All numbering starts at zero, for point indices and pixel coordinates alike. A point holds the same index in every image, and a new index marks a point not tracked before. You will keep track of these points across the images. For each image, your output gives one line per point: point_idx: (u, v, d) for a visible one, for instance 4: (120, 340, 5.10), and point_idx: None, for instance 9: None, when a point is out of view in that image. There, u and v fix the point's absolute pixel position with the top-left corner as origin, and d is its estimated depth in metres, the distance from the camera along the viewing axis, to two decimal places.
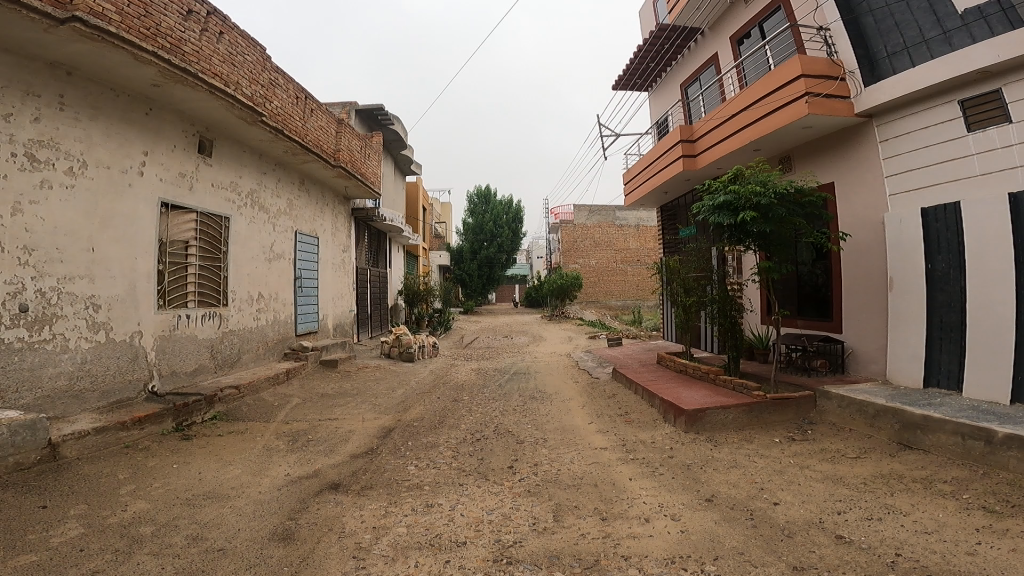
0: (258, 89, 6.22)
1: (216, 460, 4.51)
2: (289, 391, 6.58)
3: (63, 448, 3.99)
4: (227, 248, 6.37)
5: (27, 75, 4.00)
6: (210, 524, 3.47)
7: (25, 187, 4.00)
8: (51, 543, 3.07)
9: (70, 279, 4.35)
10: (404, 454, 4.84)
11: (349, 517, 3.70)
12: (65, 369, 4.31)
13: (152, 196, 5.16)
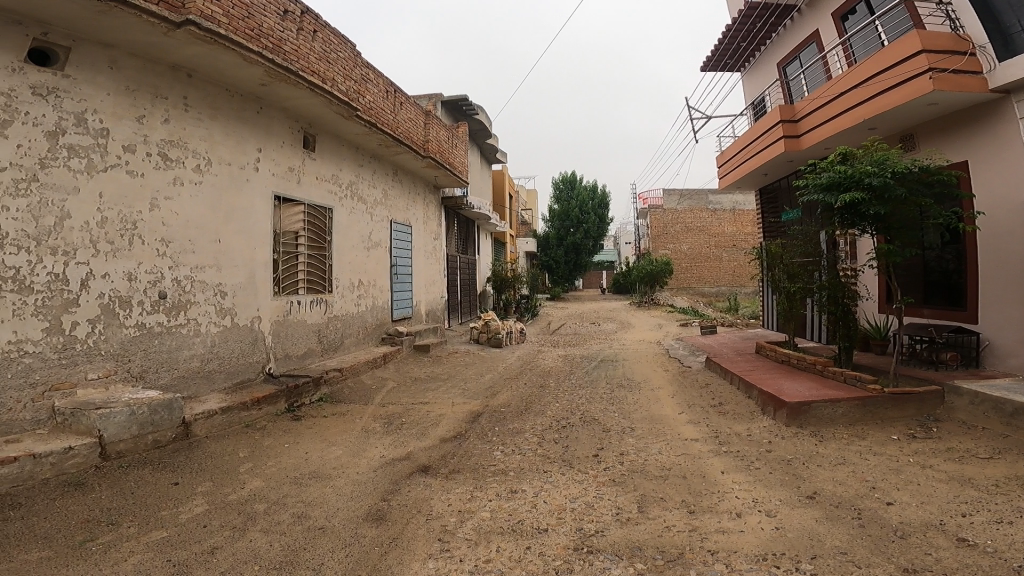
0: (352, 85, 6.45)
1: (321, 441, 4.78)
2: (386, 374, 6.87)
3: (195, 427, 4.47)
4: (331, 238, 6.78)
5: (153, 78, 4.38)
6: (314, 503, 3.80)
7: (162, 184, 4.47)
8: (180, 519, 3.40)
9: (200, 268, 4.85)
10: (491, 439, 4.84)
11: (437, 502, 3.90)
12: (197, 352, 4.83)
13: (267, 190, 5.62)
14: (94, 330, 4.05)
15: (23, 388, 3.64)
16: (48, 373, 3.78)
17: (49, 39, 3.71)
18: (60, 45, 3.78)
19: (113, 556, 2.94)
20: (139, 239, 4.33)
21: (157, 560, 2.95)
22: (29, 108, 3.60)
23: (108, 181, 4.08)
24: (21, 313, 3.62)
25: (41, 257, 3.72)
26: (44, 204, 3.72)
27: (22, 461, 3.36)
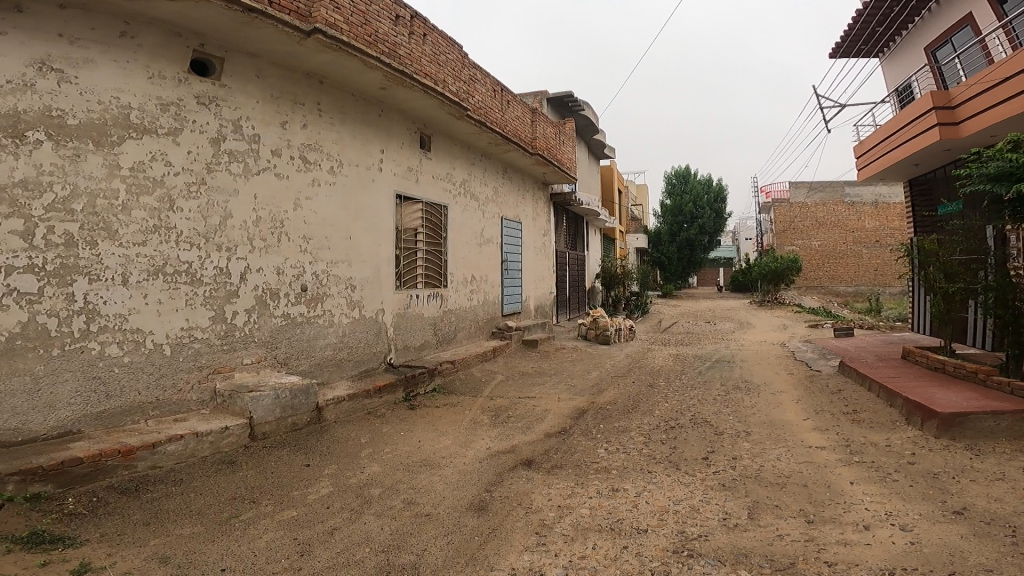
0: (461, 85, 6.58)
1: (433, 431, 4.95)
2: (495, 368, 7.03)
3: (326, 412, 4.84)
4: (447, 234, 7.11)
5: (291, 86, 4.85)
6: (422, 490, 4.01)
7: (303, 185, 4.97)
8: (308, 499, 3.76)
9: (334, 263, 5.31)
10: (596, 437, 4.72)
11: (538, 496, 3.94)
12: (330, 341, 5.29)
13: (390, 189, 6.03)
14: (248, 317, 4.60)
15: (192, 370, 4.23)
16: (212, 358, 4.36)
17: (206, 50, 4.21)
18: (215, 55, 4.29)
19: (250, 532, 3.27)
20: (285, 236, 4.84)
21: (285, 538, 3.26)
22: (196, 117, 4.15)
23: (260, 184, 4.61)
24: (192, 302, 4.22)
25: (209, 253, 4.30)
26: (211, 206, 4.29)
27: (186, 439, 3.86)
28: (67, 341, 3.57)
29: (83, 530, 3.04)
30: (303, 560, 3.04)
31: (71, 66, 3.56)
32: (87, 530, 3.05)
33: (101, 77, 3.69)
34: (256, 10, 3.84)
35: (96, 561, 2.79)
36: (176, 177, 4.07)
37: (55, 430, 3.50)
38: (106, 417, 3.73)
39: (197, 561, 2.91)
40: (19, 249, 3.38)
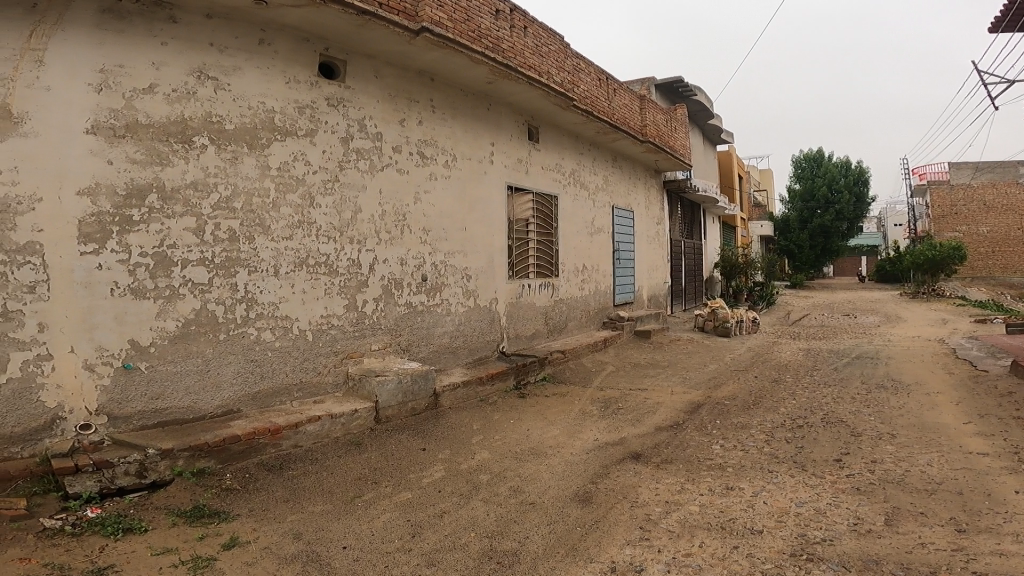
0: (566, 76, 6.52)
1: (541, 420, 4.94)
2: (605, 358, 7.03)
3: (443, 398, 5.01)
4: (559, 224, 7.17)
5: (407, 85, 5.09)
6: (529, 478, 3.97)
7: (422, 180, 5.25)
8: (422, 483, 3.88)
9: (451, 254, 5.57)
10: (712, 433, 4.44)
11: (646, 490, 3.73)
12: (447, 330, 5.55)
13: (501, 181, 6.20)
14: (376, 305, 4.92)
15: (328, 355, 4.61)
16: (345, 343, 4.72)
17: (330, 53, 4.52)
18: (338, 58, 4.59)
19: (369, 512, 3.45)
20: (407, 229, 5.15)
21: (400, 518, 3.40)
22: (327, 118, 4.49)
23: (384, 179, 4.92)
24: (330, 291, 4.59)
25: (343, 245, 4.64)
26: (344, 201, 4.63)
27: (323, 420, 4.20)
28: (230, 327, 4.04)
29: (234, 505, 3.37)
30: (415, 541, 3.16)
31: (222, 72, 3.94)
32: (238, 505, 3.37)
33: (249, 83, 4.06)
34: (369, 12, 4.05)
35: (243, 535, 3.07)
36: (314, 175, 4.42)
37: (219, 410, 3.98)
38: (260, 399, 4.20)
39: (324, 538, 3.12)
40: (192, 244, 3.85)
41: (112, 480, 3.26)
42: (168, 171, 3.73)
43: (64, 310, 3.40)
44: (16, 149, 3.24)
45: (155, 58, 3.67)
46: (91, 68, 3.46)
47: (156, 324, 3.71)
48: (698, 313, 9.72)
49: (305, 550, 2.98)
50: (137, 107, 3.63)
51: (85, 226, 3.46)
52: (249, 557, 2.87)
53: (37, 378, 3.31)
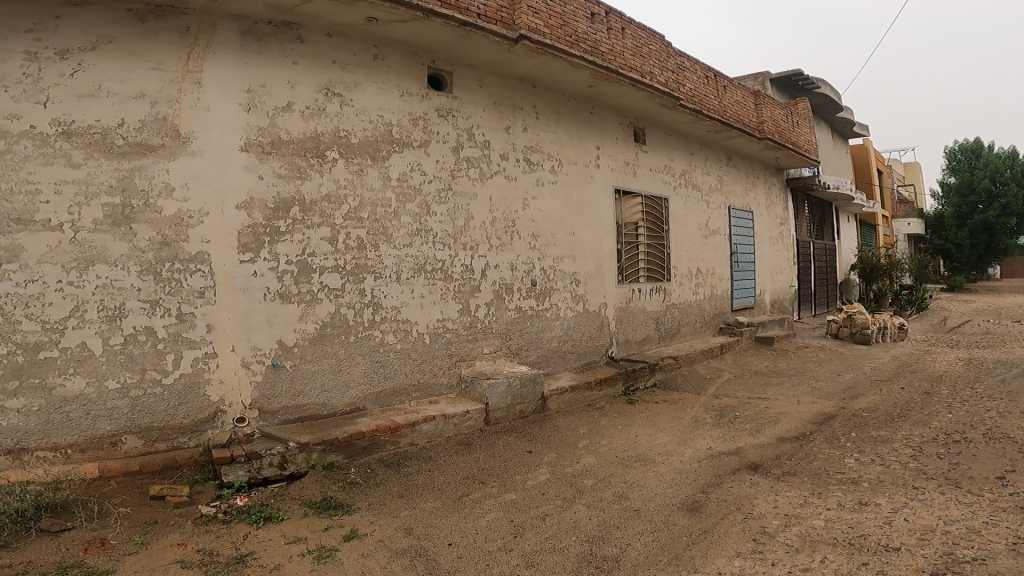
0: (670, 75, 6.39)
1: (650, 426, 4.76)
2: (723, 366, 6.85)
3: (550, 402, 5.01)
4: (670, 227, 7.13)
5: (511, 93, 5.33)
6: (635, 484, 3.73)
7: (529, 186, 5.45)
8: (527, 485, 3.81)
9: (560, 258, 5.70)
10: (844, 445, 4.01)
11: (763, 502, 3.35)
12: (556, 334, 5.64)
13: (609, 185, 6.26)
14: (488, 309, 5.10)
15: (444, 356, 4.81)
16: (460, 346, 4.91)
17: (437, 65, 4.85)
18: (444, 69, 4.91)
19: (475, 511, 3.45)
20: (517, 234, 5.34)
21: (504, 519, 3.34)
22: (438, 129, 4.82)
23: (494, 186, 5.17)
24: (446, 296, 4.82)
25: (457, 252, 4.90)
26: (458, 209, 4.91)
27: (437, 420, 4.33)
28: (359, 329, 4.35)
29: (357, 498, 3.55)
30: (516, 541, 3.08)
31: (346, 88, 4.37)
32: (359, 499, 3.55)
33: (368, 98, 4.47)
34: (469, 23, 4.34)
35: (362, 528, 3.21)
36: (430, 184, 4.75)
37: (347, 407, 4.28)
38: (383, 397, 4.46)
39: (431, 535, 3.15)
40: (328, 252, 4.23)
41: (258, 471, 3.56)
42: (307, 184, 4.18)
43: (226, 313, 3.87)
44: (187, 167, 3.80)
45: (290, 77, 4.16)
46: (239, 89, 3.99)
47: (298, 326, 4.10)
48: (830, 319, 9.11)
49: (414, 545, 3.04)
50: (279, 125, 4.13)
51: (243, 237, 3.94)
52: (363, 549, 2.98)
53: (204, 374, 3.79)
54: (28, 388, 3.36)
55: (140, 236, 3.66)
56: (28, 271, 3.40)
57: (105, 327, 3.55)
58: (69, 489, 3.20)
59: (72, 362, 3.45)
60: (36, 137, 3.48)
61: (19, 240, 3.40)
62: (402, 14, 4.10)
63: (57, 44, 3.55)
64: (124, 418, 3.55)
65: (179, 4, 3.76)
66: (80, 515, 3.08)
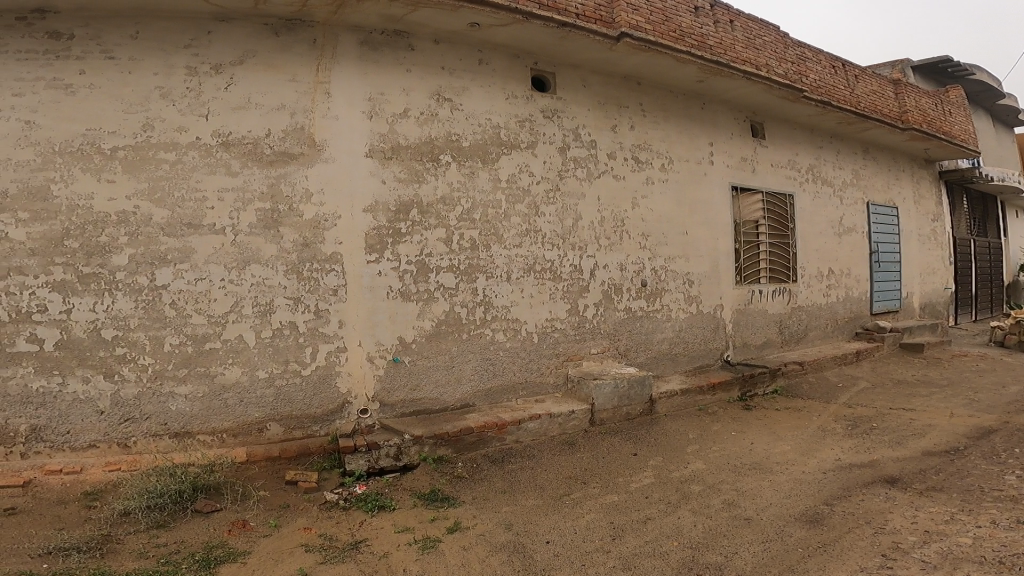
0: (789, 66, 6.03)
1: (770, 434, 4.55)
2: (858, 373, 6.45)
3: (658, 405, 4.91)
4: (795, 225, 6.81)
5: (615, 91, 5.27)
6: (748, 494, 3.56)
7: (638, 185, 5.37)
8: (630, 487, 3.74)
9: (672, 258, 5.57)
10: (1004, 462, 3.69)
11: (898, 517, 3.12)
12: (667, 336, 5.52)
13: (723, 181, 6.06)
14: (596, 310, 5.08)
15: (552, 356, 4.84)
16: (567, 346, 4.92)
17: (540, 67, 4.89)
18: (547, 71, 4.94)
19: (575, 511, 3.42)
20: (627, 234, 5.28)
21: (604, 520, 3.30)
22: (545, 130, 4.86)
23: (602, 185, 5.14)
24: (554, 295, 4.85)
25: (566, 252, 4.91)
26: (566, 209, 4.93)
27: (542, 419, 4.36)
28: (471, 328, 4.47)
29: (462, 493, 3.65)
30: (615, 544, 3.03)
31: (455, 93, 4.51)
32: (464, 493, 3.65)
33: (477, 101, 4.58)
34: (568, 23, 4.33)
35: (465, 521, 3.29)
36: (538, 185, 4.80)
37: (458, 403, 4.41)
38: (492, 394, 4.56)
39: (530, 532, 3.17)
40: (443, 253, 4.38)
41: (376, 461, 3.75)
42: (424, 187, 4.35)
43: (355, 310, 4.10)
44: (322, 174, 4.07)
45: (404, 84, 4.34)
46: (361, 98, 4.21)
47: (417, 324, 4.28)
48: (997, 326, 8.36)
49: (513, 541, 3.07)
50: (398, 131, 4.32)
51: (369, 238, 4.16)
52: (466, 542, 3.06)
53: (337, 367, 4.04)
54: (194, 376, 3.74)
55: (285, 238, 3.97)
56: (196, 270, 3.79)
57: (257, 321, 3.88)
58: (220, 473, 3.53)
59: (229, 353, 3.81)
60: (201, 148, 3.86)
61: (191, 241, 3.80)
62: (503, 18, 4.16)
63: (212, 59, 3.92)
64: (269, 407, 3.87)
65: (306, 17, 4.04)
66: (227, 497, 3.38)
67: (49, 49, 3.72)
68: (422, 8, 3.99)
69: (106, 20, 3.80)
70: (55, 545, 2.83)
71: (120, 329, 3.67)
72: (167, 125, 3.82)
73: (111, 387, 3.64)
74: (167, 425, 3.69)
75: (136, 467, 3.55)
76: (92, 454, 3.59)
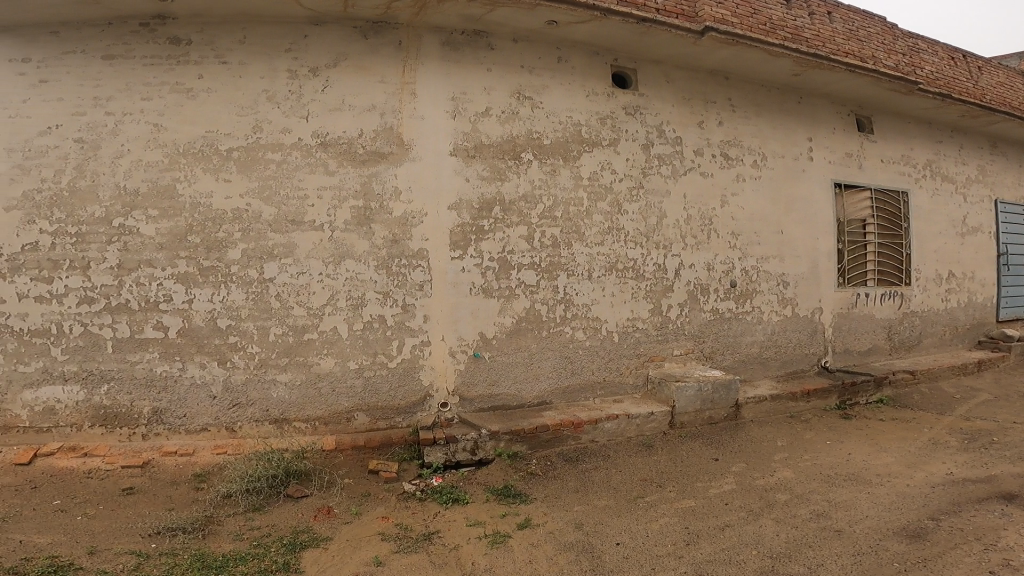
0: (902, 59, 5.69)
1: (871, 445, 4.35)
2: (977, 384, 6.06)
3: (744, 410, 4.78)
4: (908, 223, 6.47)
5: (701, 86, 5.14)
6: (840, 505, 3.38)
7: (728, 182, 5.22)
8: (708, 493, 3.62)
9: (765, 258, 5.40)
10: None
11: (1013, 534, 2.93)
12: (757, 339, 5.36)
13: (825, 177, 5.83)
14: (681, 310, 4.98)
15: (632, 356, 4.79)
16: (649, 347, 4.85)
17: (620, 63, 4.82)
18: (628, 67, 4.87)
19: (649, 513, 3.35)
20: (715, 233, 5.15)
21: (678, 525, 3.20)
22: (627, 127, 4.79)
23: (688, 183, 5.03)
24: (637, 295, 4.79)
25: (649, 250, 4.84)
26: (650, 207, 4.85)
27: (619, 419, 4.31)
28: (551, 325, 4.48)
29: (534, 489, 3.65)
30: (688, 549, 2.93)
31: (535, 91, 4.52)
32: (536, 490, 3.64)
33: (557, 99, 4.58)
34: (649, 19, 4.22)
35: (535, 518, 3.28)
36: (621, 183, 4.75)
37: (535, 400, 4.43)
38: (569, 393, 4.55)
39: (600, 532, 3.12)
40: (525, 250, 4.41)
41: (453, 454, 3.81)
42: (506, 185, 4.38)
43: (440, 305, 4.19)
44: (410, 172, 4.18)
45: (485, 83, 4.38)
46: (445, 97, 4.28)
47: (497, 320, 4.32)
48: None
49: (583, 541, 3.03)
50: (480, 129, 4.37)
51: (454, 236, 4.24)
52: (535, 539, 3.04)
53: (420, 361, 4.14)
54: (294, 365, 3.95)
55: (376, 235, 4.10)
56: (299, 264, 3.98)
57: (350, 314, 4.03)
58: (310, 460, 3.71)
59: (325, 343, 3.99)
60: (302, 148, 4.04)
61: (294, 238, 3.99)
62: (580, 14, 4.12)
63: (310, 62, 4.09)
64: (357, 397, 4.02)
65: (392, 20, 4.14)
66: (315, 484, 3.53)
67: (171, 55, 4.00)
68: (500, 7, 4.01)
69: (216, 27, 4.04)
70: (163, 526, 3.01)
71: (233, 318, 3.91)
72: (273, 127, 4.02)
73: (222, 374, 3.89)
74: (268, 411, 3.92)
75: (241, 451, 3.79)
76: (204, 437, 3.87)
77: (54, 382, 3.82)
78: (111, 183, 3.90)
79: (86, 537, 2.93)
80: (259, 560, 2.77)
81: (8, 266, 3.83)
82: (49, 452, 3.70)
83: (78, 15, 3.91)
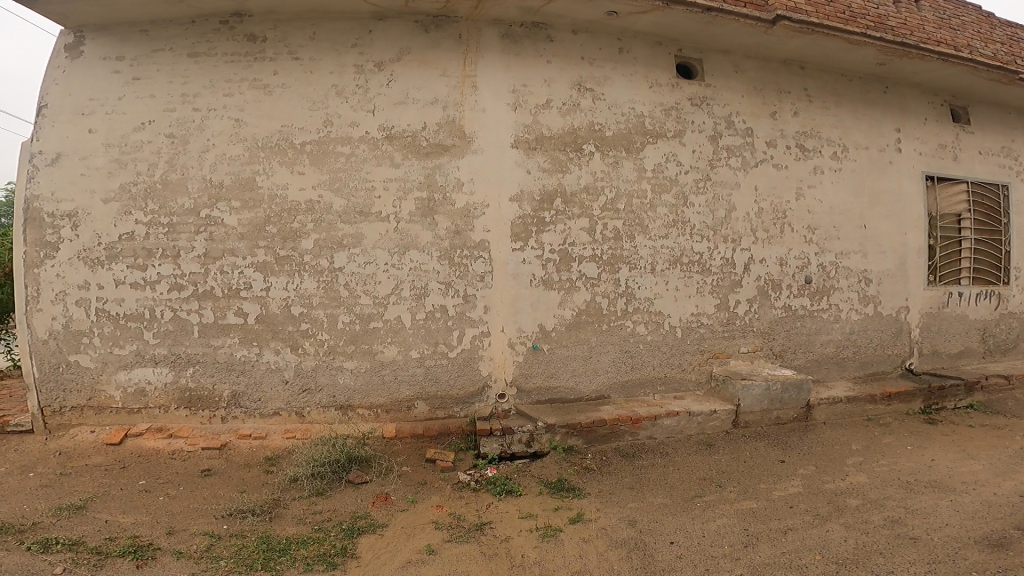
0: (999, 47, 5.34)
1: (956, 451, 4.12)
2: None
3: (816, 411, 4.62)
4: (1009, 218, 6.07)
5: (774, 76, 4.96)
6: (917, 512, 3.21)
7: (805, 174, 5.03)
8: (771, 495, 3.49)
9: (845, 254, 5.18)
10: None
11: None
12: (834, 338, 5.15)
13: (916, 169, 5.54)
14: (749, 306, 4.83)
15: (695, 352, 4.68)
16: (712, 343, 4.73)
17: (685, 53, 4.69)
18: (693, 57, 4.73)
19: (705, 514, 3.25)
20: (790, 227, 4.97)
21: (737, 526, 3.09)
22: (692, 117, 4.66)
23: (760, 175, 4.86)
24: (702, 290, 4.67)
25: (717, 244, 4.71)
26: (718, 199, 4.71)
27: (680, 417, 4.22)
28: (611, 318, 4.42)
29: (589, 484, 3.61)
30: (746, 551, 2.83)
31: (597, 83, 4.44)
32: (591, 485, 3.60)
33: (619, 90, 4.49)
34: (715, 8, 4.07)
35: (588, 513, 3.25)
36: (686, 175, 4.63)
37: (592, 394, 4.38)
38: (627, 388, 4.48)
39: (654, 531, 3.05)
40: (586, 242, 4.36)
41: (508, 446, 3.81)
42: (568, 177, 4.34)
43: (500, 297, 4.18)
44: (472, 164, 4.18)
45: (546, 75, 4.33)
46: (506, 89, 4.26)
47: (558, 312, 4.29)
48: None
49: (636, 538, 2.97)
50: (541, 122, 4.33)
51: (515, 227, 4.22)
52: (586, 534, 3.01)
53: (480, 351, 4.15)
54: (360, 352, 4.03)
55: (440, 225, 4.13)
56: (366, 254, 4.05)
57: (413, 303, 4.08)
58: (371, 446, 3.79)
59: (389, 332, 4.05)
60: (370, 141, 4.09)
61: (362, 228, 4.05)
62: (640, 4, 4.01)
63: (375, 56, 4.14)
64: (417, 385, 4.08)
65: (452, 13, 4.14)
66: (374, 470, 3.59)
67: (249, 51, 4.11)
68: None
69: (289, 23, 4.13)
70: (235, 509, 3.12)
71: (305, 306, 4.01)
72: (343, 120, 4.09)
73: (294, 359, 4.01)
74: (335, 397, 4.02)
75: (308, 435, 3.91)
76: (276, 421, 4.01)
77: (145, 364, 4.02)
78: (200, 176, 4.04)
79: (166, 517, 3.07)
80: (320, 544, 2.83)
81: (108, 254, 4.02)
82: (138, 433, 3.91)
83: (165, 14, 4.06)
